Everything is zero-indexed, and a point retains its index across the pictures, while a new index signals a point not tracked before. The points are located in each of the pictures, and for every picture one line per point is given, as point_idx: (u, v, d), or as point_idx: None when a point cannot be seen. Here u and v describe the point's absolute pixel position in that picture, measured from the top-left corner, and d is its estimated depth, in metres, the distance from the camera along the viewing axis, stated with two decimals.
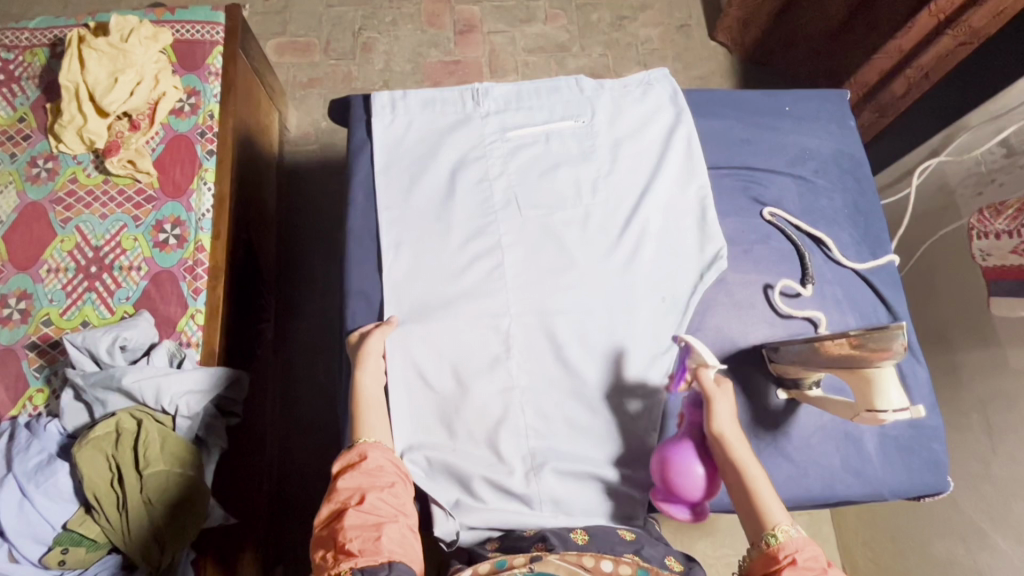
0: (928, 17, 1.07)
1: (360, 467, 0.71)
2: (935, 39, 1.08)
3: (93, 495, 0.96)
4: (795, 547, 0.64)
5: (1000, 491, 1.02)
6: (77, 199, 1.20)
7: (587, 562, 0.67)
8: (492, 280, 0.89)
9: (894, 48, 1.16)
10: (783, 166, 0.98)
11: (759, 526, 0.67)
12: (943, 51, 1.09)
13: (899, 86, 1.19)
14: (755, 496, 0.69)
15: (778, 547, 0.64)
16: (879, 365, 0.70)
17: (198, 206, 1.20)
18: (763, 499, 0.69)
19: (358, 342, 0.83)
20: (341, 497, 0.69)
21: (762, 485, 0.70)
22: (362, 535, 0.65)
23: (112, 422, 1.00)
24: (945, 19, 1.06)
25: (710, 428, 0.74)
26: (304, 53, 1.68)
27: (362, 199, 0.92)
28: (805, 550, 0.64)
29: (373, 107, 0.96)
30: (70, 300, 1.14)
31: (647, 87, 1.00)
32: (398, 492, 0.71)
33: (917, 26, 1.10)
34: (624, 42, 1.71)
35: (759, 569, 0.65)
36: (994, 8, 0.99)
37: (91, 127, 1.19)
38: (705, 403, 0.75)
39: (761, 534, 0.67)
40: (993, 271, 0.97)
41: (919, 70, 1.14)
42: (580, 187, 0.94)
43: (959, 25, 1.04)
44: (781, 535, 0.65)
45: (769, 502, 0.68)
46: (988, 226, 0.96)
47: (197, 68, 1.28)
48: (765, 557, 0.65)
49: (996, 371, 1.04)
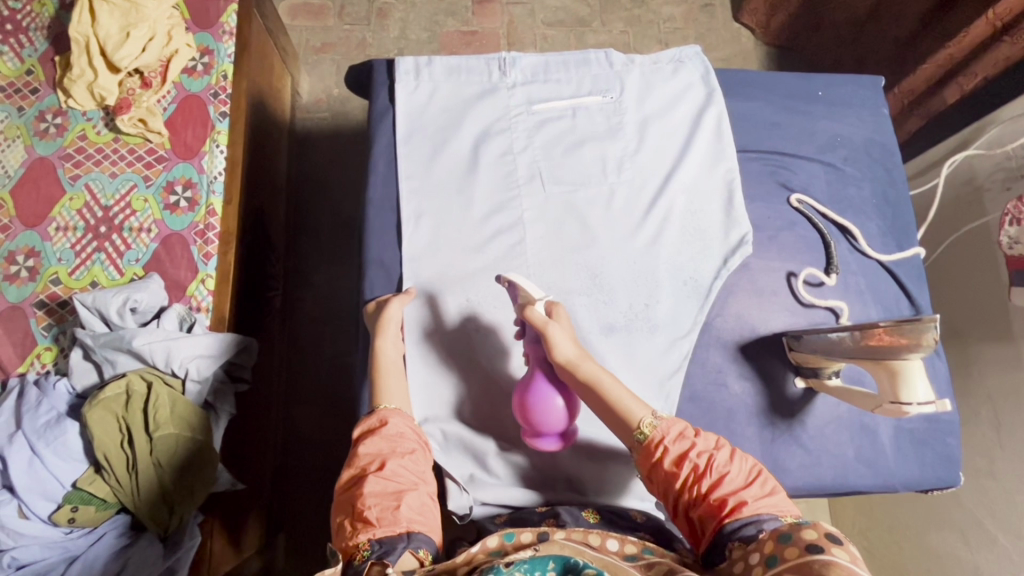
0: (984, 23, 1.05)
1: (380, 433, 0.71)
2: (992, 46, 1.06)
3: (103, 456, 0.96)
4: (661, 434, 0.66)
5: (1004, 487, 1.02)
6: (86, 157, 1.18)
7: (594, 540, 0.65)
8: (512, 255, 0.87)
9: (945, 55, 1.14)
10: (812, 152, 0.96)
11: (628, 430, 0.68)
12: (1001, 58, 1.06)
13: (951, 93, 1.17)
14: (613, 406, 0.69)
15: (654, 442, 0.66)
16: (907, 356, 0.70)
17: (210, 168, 1.17)
18: (619, 403, 0.69)
19: (376, 311, 0.82)
20: (361, 462, 0.69)
21: (618, 391, 0.70)
22: (381, 503, 0.65)
23: (123, 383, 0.99)
24: (1001, 26, 1.04)
25: (556, 359, 0.73)
26: (318, 17, 1.64)
27: (383, 167, 0.89)
28: (670, 432, 0.67)
29: (396, 72, 0.93)
30: (79, 259, 1.12)
31: (678, 64, 0.97)
32: (418, 460, 0.71)
33: (972, 33, 1.08)
34: (646, 19, 1.67)
35: (643, 466, 0.67)
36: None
37: (101, 83, 1.16)
38: (542, 337, 0.73)
39: (633, 435, 0.68)
40: (1016, 260, 1.03)
41: (973, 78, 1.12)
42: (606, 165, 0.92)
43: (1016, 33, 1.01)
44: (648, 428, 0.67)
45: (628, 405, 0.69)
46: (1023, 212, 1.02)
47: (211, 26, 1.24)
48: (643, 454, 0.67)
49: (1010, 368, 1.04)
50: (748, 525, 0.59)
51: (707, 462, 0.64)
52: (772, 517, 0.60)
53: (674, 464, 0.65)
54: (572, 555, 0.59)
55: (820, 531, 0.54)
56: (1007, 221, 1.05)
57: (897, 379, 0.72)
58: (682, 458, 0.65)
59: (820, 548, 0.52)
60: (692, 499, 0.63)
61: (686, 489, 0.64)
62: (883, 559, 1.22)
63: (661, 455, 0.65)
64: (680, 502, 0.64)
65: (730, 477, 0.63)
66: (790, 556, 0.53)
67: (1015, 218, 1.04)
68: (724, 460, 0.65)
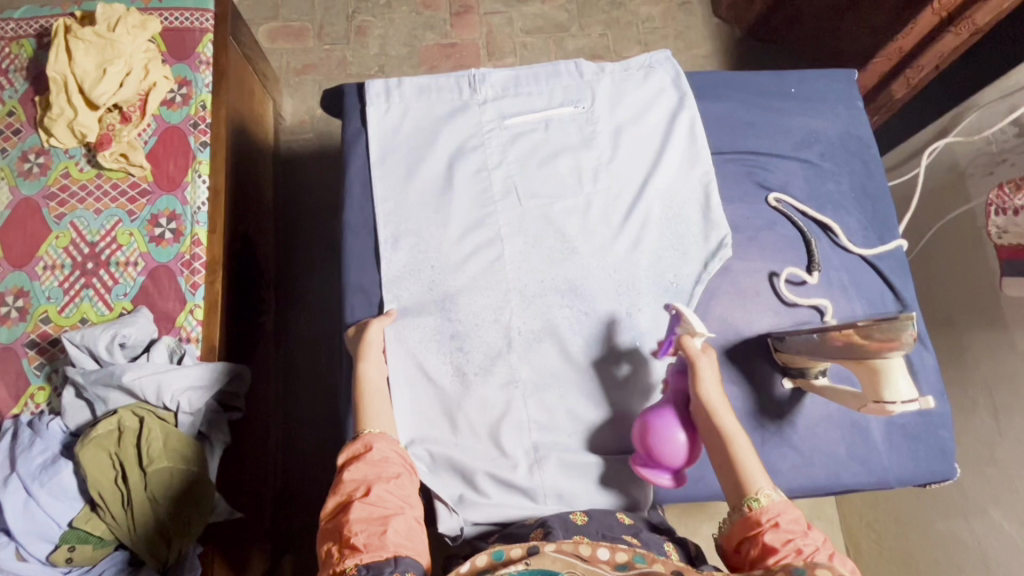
0: (930, 15, 1.09)
1: (364, 458, 0.71)
2: (938, 36, 1.10)
3: (97, 494, 0.96)
4: (777, 512, 0.64)
5: (1006, 474, 1.01)
6: (70, 194, 1.18)
7: (584, 551, 0.64)
8: (492, 272, 0.87)
9: (896, 48, 1.19)
10: (788, 150, 0.96)
11: (741, 491, 0.67)
12: (947, 48, 1.12)
13: (901, 86, 1.23)
14: (737, 465, 0.68)
15: (761, 513, 0.64)
16: (886, 356, 0.69)
17: (193, 198, 1.18)
18: (744, 464, 0.68)
19: (357, 335, 0.82)
20: (347, 489, 0.69)
21: (744, 449, 0.69)
22: (367, 528, 0.65)
23: (114, 420, 1.00)
24: (947, 17, 1.08)
25: (698, 396, 0.72)
26: (297, 38, 1.65)
27: (359, 192, 0.90)
28: (785, 514, 0.64)
29: (367, 95, 0.93)
30: (68, 297, 1.13)
31: (649, 70, 0.97)
32: (404, 484, 0.71)
33: (919, 24, 1.12)
34: (624, 20, 1.67)
35: (737, 533, 0.65)
36: (997, 7, 1.01)
37: (81, 120, 1.17)
38: (691, 370, 0.74)
39: (742, 499, 0.66)
40: (1009, 250, 0.93)
41: (921, 70, 1.18)
42: (581, 175, 0.92)
43: (963, 23, 1.06)
44: (764, 500, 0.65)
45: (749, 468, 0.67)
46: (1007, 201, 0.92)
47: (188, 57, 1.25)
48: (744, 522, 0.64)
49: (1005, 354, 1.03)
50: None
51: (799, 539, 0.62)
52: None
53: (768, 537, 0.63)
54: (563, 569, 0.61)
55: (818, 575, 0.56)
56: (992, 210, 0.95)
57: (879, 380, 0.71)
58: (784, 535, 0.62)
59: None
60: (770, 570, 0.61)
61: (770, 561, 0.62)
62: (892, 552, 1.21)
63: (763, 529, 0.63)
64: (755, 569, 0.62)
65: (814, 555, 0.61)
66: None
67: (1000, 206, 0.94)
68: (819, 549, 0.62)
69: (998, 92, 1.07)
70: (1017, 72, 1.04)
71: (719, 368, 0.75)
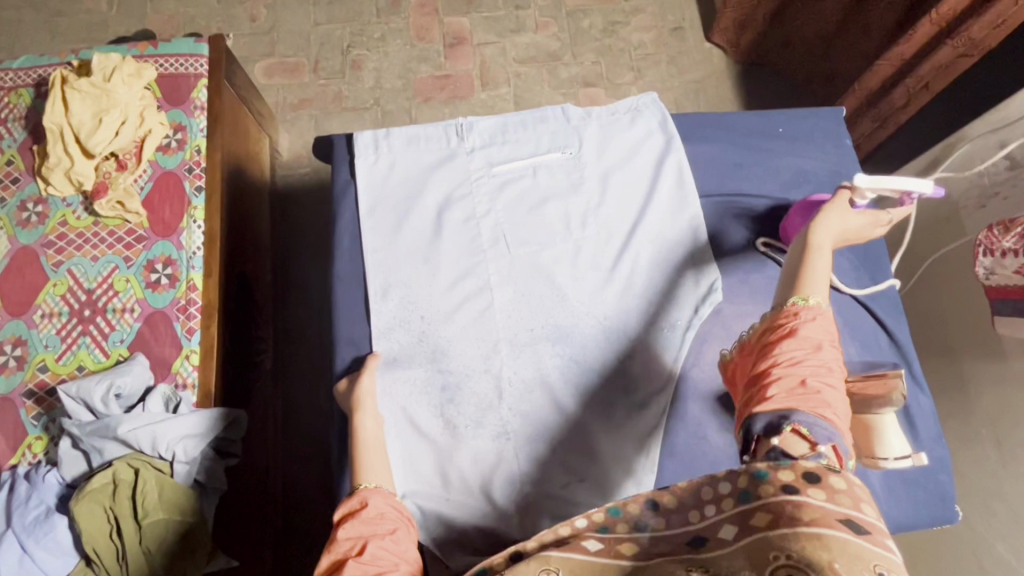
0: (931, 22, 1.05)
1: (360, 515, 0.69)
2: (936, 49, 1.07)
3: (92, 549, 0.97)
4: (815, 313, 0.61)
5: (1012, 510, 0.99)
6: (68, 242, 1.19)
7: (560, 530, 0.57)
8: (481, 322, 0.87)
9: (897, 55, 1.15)
10: (777, 190, 0.96)
11: (788, 290, 0.65)
12: (944, 62, 1.08)
13: (899, 96, 1.19)
14: (803, 265, 0.67)
15: (802, 308, 0.62)
16: (877, 412, 0.70)
17: (189, 243, 1.19)
18: (808, 270, 0.66)
19: (348, 389, 0.82)
20: (341, 549, 0.67)
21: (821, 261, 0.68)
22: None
23: (109, 473, 0.99)
24: (946, 28, 1.05)
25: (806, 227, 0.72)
26: (293, 74, 1.67)
27: (349, 243, 0.91)
28: (820, 324, 0.61)
29: (356, 146, 0.94)
30: (65, 345, 1.14)
31: (636, 113, 0.97)
32: (399, 539, 0.69)
33: (919, 33, 1.09)
34: (617, 48, 1.68)
35: (765, 324, 0.63)
36: (993, 22, 0.98)
37: (78, 169, 1.18)
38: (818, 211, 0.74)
39: (788, 296, 0.64)
40: (996, 290, 0.93)
41: (919, 82, 1.14)
42: (570, 221, 0.92)
43: (959, 36, 1.02)
44: (809, 302, 0.63)
45: (806, 273, 0.66)
46: (996, 242, 0.90)
47: (183, 103, 1.27)
48: (780, 312, 0.63)
49: (1005, 387, 1.02)
50: (813, 425, 0.55)
51: (825, 367, 0.58)
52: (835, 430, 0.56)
53: (792, 344, 0.60)
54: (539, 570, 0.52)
55: (799, 471, 0.52)
56: (981, 250, 0.94)
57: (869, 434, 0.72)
58: (812, 337, 0.60)
59: (795, 489, 0.51)
60: (779, 385, 0.58)
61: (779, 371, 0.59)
62: None
63: (795, 321, 0.61)
64: (756, 382, 0.60)
65: (831, 388, 0.58)
66: (765, 494, 0.51)
67: (989, 247, 0.93)
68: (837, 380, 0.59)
69: (989, 125, 1.06)
70: (1009, 105, 1.02)
71: (843, 224, 0.73)
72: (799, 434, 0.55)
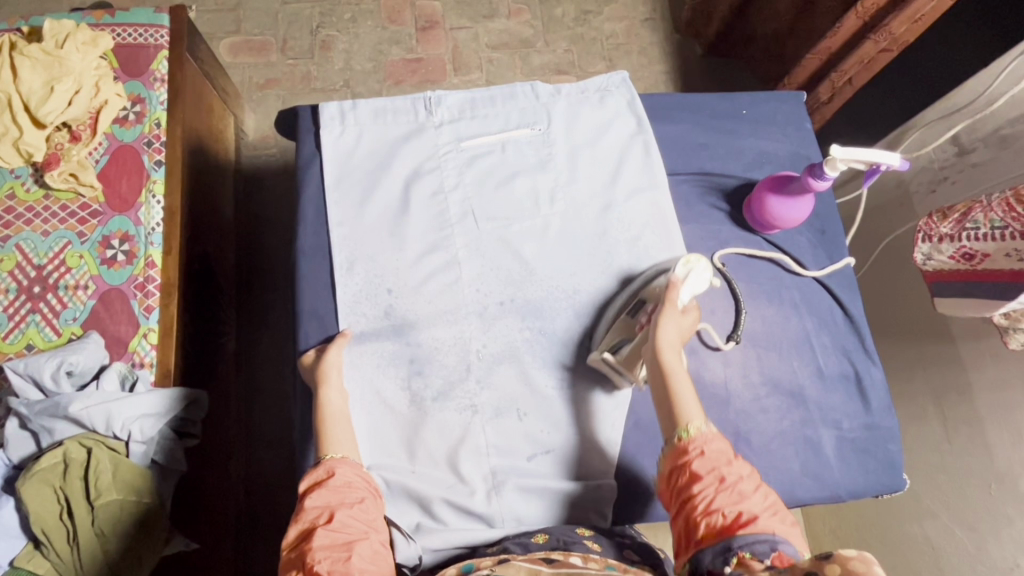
0: (854, 18, 1.14)
1: (327, 484, 0.68)
2: (860, 43, 1.15)
3: (41, 530, 0.93)
4: (702, 441, 0.69)
5: (954, 480, 1.04)
6: (16, 216, 1.14)
7: (554, 556, 0.67)
8: (450, 295, 0.87)
9: (824, 48, 1.23)
10: (740, 170, 0.98)
11: (674, 423, 0.72)
12: (867, 56, 1.16)
13: (824, 90, 1.26)
14: (673, 400, 0.73)
15: (689, 443, 0.69)
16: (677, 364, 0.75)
17: (147, 219, 1.14)
18: (680, 399, 0.73)
19: (314, 362, 0.81)
20: (309, 517, 0.66)
21: (682, 379, 0.74)
22: (330, 556, 0.62)
23: (60, 451, 0.96)
24: (869, 23, 1.13)
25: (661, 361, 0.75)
26: (260, 53, 1.62)
27: (314, 214, 0.89)
28: (711, 443, 0.69)
29: (322, 118, 0.93)
30: (13, 323, 1.09)
31: (605, 93, 0.98)
32: (368, 508, 0.68)
33: (844, 27, 1.17)
34: (589, 36, 1.69)
35: (668, 463, 0.70)
36: (911, 16, 1.06)
37: (27, 139, 1.12)
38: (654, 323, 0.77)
39: (675, 428, 0.72)
40: (933, 274, 0.97)
41: (843, 76, 1.22)
42: (538, 197, 0.92)
43: (881, 30, 1.10)
44: (692, 430, 0.70)
45: (679, 402, 0.73)
46: (934, 228, 0.94)
47: (141, 74, 1.22)
48: (675, 451, 0.70)
49: (950, 365, 1.07)
50: (760, 543, 0.60)
51: (733, 484, 0.66)
52: (783, 540, 0.62)
53: (699, 475, 0.67)
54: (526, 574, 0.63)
55: None
56: (919, 237, 0.97)
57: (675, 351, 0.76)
58: (708, 462, 0.67)
59: None
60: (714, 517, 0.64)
61: (705, 503, 0.65)
62: None
63: (691, 452, 0.69)
64: (688, 515, 0.66)
65: (748, 500, 0.65)
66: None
67: (928, 233, 0.96)
68: (746, 485, 0.66)
69: (940, 112, 1.11)
70: (959, 94, 1.07)
71: (684, 324, 0.78)
72: (747, 560, 0.59)
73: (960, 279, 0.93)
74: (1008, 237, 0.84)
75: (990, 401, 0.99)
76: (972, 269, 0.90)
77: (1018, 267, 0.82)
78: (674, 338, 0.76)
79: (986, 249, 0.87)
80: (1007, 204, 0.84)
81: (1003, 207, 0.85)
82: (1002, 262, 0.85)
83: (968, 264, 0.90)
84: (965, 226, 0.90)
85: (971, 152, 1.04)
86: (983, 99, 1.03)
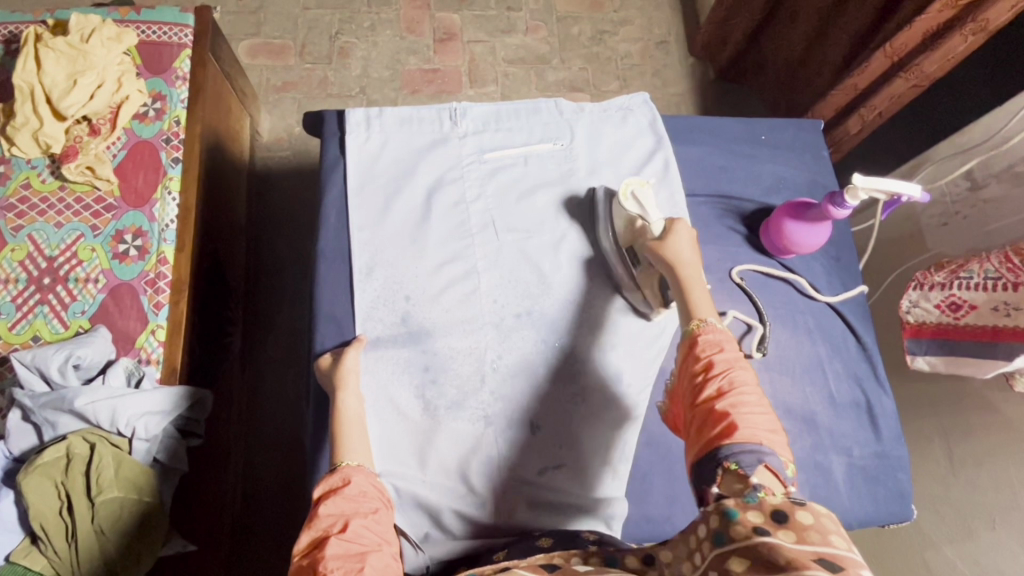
0: (882, 58, 1.12)
1: (342, 492, 0.67)
2: (890, 80, 1.13)
3: (39, 525, 0.91)
4: (712, 334, 0.67)
5: (959, 513, 1.04)
6: (30, 207, 1.13)
7: (556, 561, 0.64)
8: (468, 305, 0.87)
9: (851, 85, 1.20)
10: (758, 195, 0.99)
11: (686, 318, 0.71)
12: (898, 92, 1.13)
13: (853, 124, 1.24)
14: (686, 298, 0.73)
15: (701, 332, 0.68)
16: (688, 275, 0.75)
17: (162, 215, 1.14)
18: (693, 298, 0.73)
19: (331, 366, 0.80)
20: (323, 524, 0.64)
21: (698, 283, 0.74)
22: (344, 565, 0.61)
23: (62, 447, 0.94)
24: (899, 62, 1.11)
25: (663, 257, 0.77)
26: (279, 56, 1.63)
27: (336, 218, 0.89)
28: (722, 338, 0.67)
29: (347, 123, 0.94)
30: (21, 313, 1.08)
31: (627, 111, 1.00)
32: (382, 519, 0.67)
33: (873, 65, 1.14)
34: (604, 56, 1.71)
35: (680, 356, 0.69)
36: (943, 56, 1.04)
37: (46, 131, 1.12)
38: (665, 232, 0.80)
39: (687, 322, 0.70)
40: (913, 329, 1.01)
41: (873, 111, 1.19)
42: (558, 211, 0.93)
43: (912, 69, 1.08)
44: (702, 324, 0.69)
45: (694, 299, 0.72)
46: (926, 278, 0.99)
47: (164, 71, 1.22)
48: (685, 343, 0.68)
49: (959, 397, 1.07)
50: (745, 454, 0.58)
51: (726, 374, 0.64)
52: (771, 452, 0.59)
53: (700, 371, 0.65)
54: None
55: (765, 513, 0.54)
56: (912, 286, 1.01)
57: (689, 261, 0.77)
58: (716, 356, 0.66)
59: (766, 532, 0.52)
60: (705, 410, 0.62)
61: (698, 393, 0.64)
62: None
63: (695, 343, 0.67)
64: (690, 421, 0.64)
65: (747, 398, 0.62)
66: (739, 536, 0.53)
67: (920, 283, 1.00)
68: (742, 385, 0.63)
69: (955, 147, 1.12)
70: (972, 130, 1.08)
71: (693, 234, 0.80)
72: (731, 472, 0.58)
73: (948, 331, 0.95)
74: (998, 288, 0.88)
75: (996, 436, 0.99)
76: (955, 322, 0.94)
77: (1005, 323, 0.87)
78: (684, 246, 0.78)
79: (974, 300, 0.91)
80: (1003, 257, 0.88)
81: (998, 259, 0.89)
82: (989, 316, 0.89)
83: (953, 316, 0.94)
84: (959, 276, 0.94)
85: (984, 188, 1.06)
86: (999, 136, 1.03)
